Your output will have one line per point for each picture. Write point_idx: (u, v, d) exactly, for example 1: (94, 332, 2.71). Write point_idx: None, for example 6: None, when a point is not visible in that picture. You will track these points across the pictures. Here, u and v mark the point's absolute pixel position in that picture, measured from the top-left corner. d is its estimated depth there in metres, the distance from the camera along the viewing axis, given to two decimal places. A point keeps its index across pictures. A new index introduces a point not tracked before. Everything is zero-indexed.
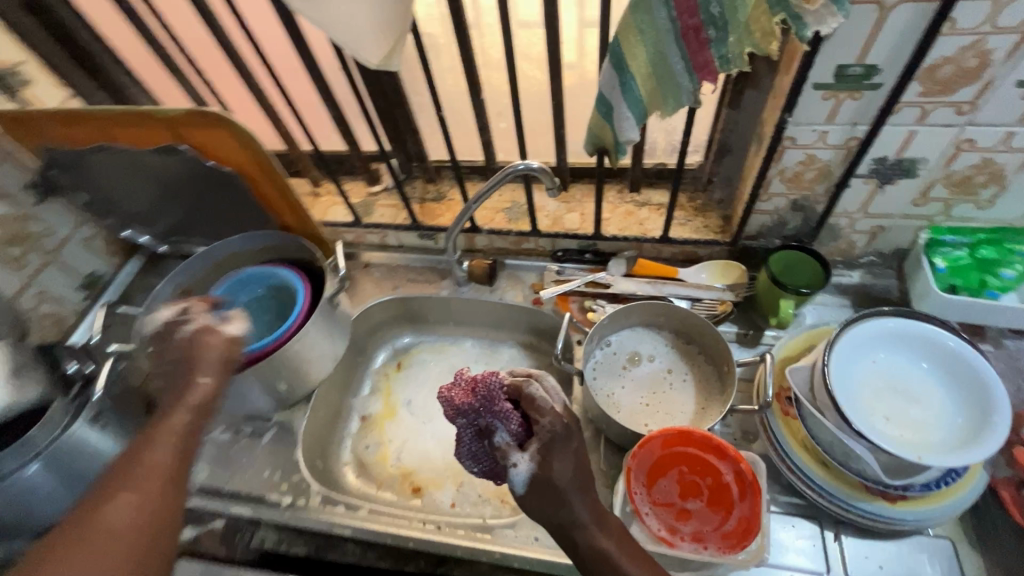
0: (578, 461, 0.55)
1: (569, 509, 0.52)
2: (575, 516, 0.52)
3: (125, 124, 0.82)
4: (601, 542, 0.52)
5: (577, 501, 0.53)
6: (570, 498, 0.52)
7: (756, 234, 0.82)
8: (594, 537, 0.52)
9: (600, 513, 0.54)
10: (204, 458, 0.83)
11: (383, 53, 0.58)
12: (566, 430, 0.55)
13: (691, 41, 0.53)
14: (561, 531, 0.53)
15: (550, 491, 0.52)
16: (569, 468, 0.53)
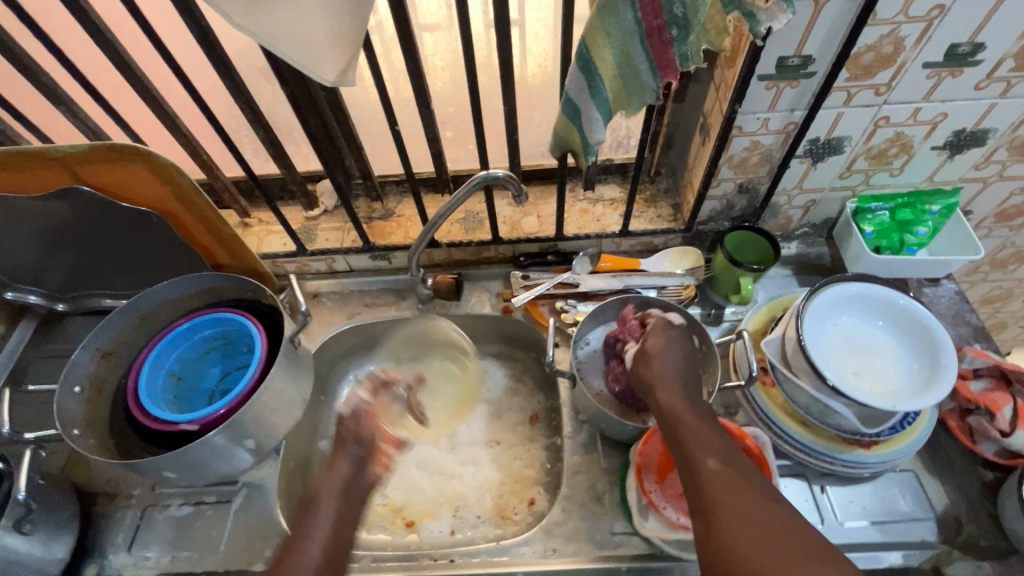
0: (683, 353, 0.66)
1: (669, 392, 0.60)
2: (674, 399, 0.59)
3: (4, 169, 0.69)
4: (680, 422, 0.57)
5: (679, 391, 0.60)
6: (668, 371, 0.62)
7: (707, 219, 0.87)
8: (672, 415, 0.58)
9: (696, 405, 0.59)
10: (162, 540, 0.72)
11: (339, 69, 0.53)
12: (679, 334, 0.67)
13: (655, 42, 0.54)
14: (656, 415, 0.60)
15: (656, 364, 0.63)
16: (674, 349, 0.65)
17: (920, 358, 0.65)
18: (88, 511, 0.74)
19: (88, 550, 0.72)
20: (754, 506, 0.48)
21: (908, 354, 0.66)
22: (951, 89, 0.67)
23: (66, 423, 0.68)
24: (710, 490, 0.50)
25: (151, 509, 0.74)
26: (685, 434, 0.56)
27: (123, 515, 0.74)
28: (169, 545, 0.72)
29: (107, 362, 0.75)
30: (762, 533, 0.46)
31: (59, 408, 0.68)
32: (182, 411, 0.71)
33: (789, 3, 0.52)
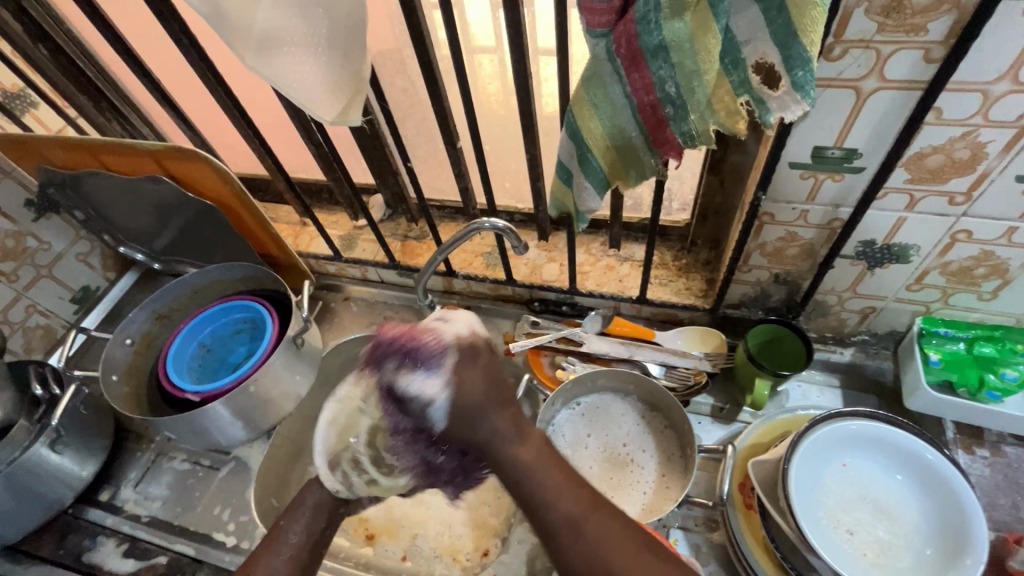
0: (486, 371, 0.53)
1: (485, 424, 0.52)
2: (493, 430, 0.52)
3: (115, 153, 0.84)
4: (539, 474, 0.50)
5: (493, 415, 0.52)
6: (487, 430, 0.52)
7: (737, 303, 0.77)
8: (514, 451, 0.51)
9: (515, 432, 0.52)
10: (162, 487, 0.83)
11: (338, 111, 0.56)
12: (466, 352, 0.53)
13: (649, 119, 0.50)
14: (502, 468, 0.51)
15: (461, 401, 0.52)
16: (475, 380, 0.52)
17: (942, 539, 0.52)
18: (120, 445, 0.88)
19: (109, 477, 0.85)
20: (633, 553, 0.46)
21: (928, 526, 0.54)
22: None
23: (109, 368, 0.81)
24: (548, 506, 0.48)
25: (162, 457, 0.86)
26: (517, 455, 0.51)
27: (142, 455, 0.87)
28: (165, 493, 0.83)
29: (159, 324, 0.89)
30: (584, 511, 0.48)
31: (108, 354, 0.81)
32: (193, 383, 0.81)
33: (804, 94, 0.44)
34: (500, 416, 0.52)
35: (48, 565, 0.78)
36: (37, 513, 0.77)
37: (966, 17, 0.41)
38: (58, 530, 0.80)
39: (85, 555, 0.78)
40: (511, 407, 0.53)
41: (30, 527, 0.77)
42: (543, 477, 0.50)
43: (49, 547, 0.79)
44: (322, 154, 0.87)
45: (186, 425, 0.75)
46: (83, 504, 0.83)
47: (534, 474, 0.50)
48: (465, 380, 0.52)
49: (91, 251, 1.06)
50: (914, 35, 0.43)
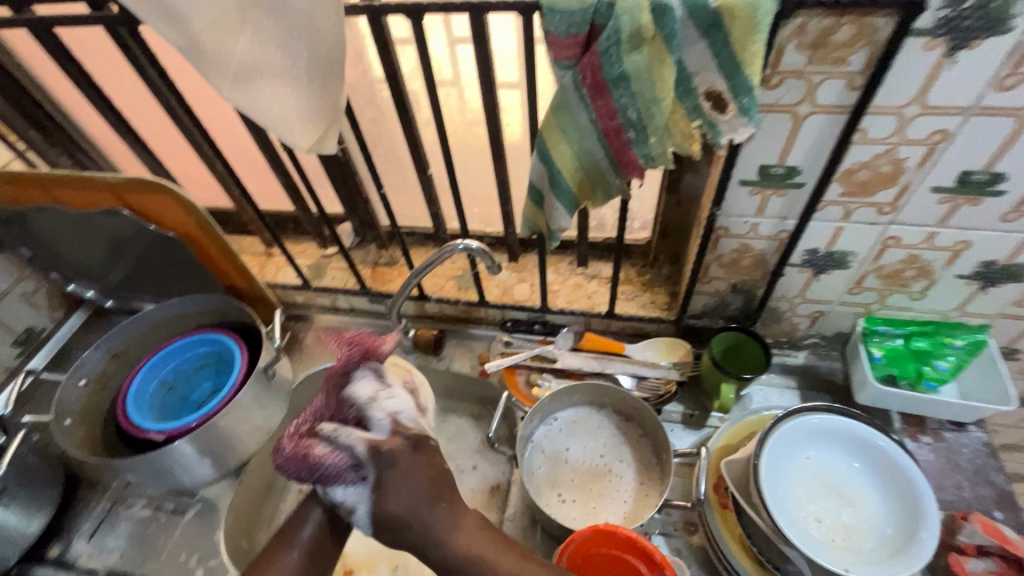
0: (413, 474, 0.55)
1: (425, 517, 0.53)
2: (428, 526, 0.53)
3: (71, 188, 0.82)
4: (491, 559, 0.51)
5: (429, 509, 0.54)
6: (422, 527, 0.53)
7: (699, 313, 0.82)
8: (450, 545, 0.52)
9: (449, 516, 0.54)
10: (120, 536, 0.78)
11: (314, 140, 0.58)
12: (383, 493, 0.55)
13: (613, 142, 0.54)
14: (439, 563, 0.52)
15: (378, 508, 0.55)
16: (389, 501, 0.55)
17: (900, 520, 0.56)
18: (71, 494, 0.83)
19: (59, 530, 0.79)
20: None
21: (888, 509, 0.58)
22: (970, 217, 0.60)
23: (62, 411, 0.76)
24: None
25: (119, 503, 0.81)
26: (468, 549, 0.52)
27: (96, 503, 0.81)
28: (124, 542, 0.77)
29: (115, 363, 0.84)
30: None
31: (61, 396, 0.76)
32: (156, 422, 0.77)
33: (749, 117, 0.50)
34: (433, 510, 0.53)
35: None
36: None
37: (878, 50, 0.48)
38: None
39: None
40: (442, 500, 0.55)
41: None
42: (491, 561, 0.51)
43: None
44: (290, 184, 0.87)
45: (149, 467, 0.72)
46: (29, 562, 0.76)
47: (479, 558, 0.51)
48: (392, 486, 0.54)
49: (36, 290, 1.00)
50: (838, 66, 0.49)
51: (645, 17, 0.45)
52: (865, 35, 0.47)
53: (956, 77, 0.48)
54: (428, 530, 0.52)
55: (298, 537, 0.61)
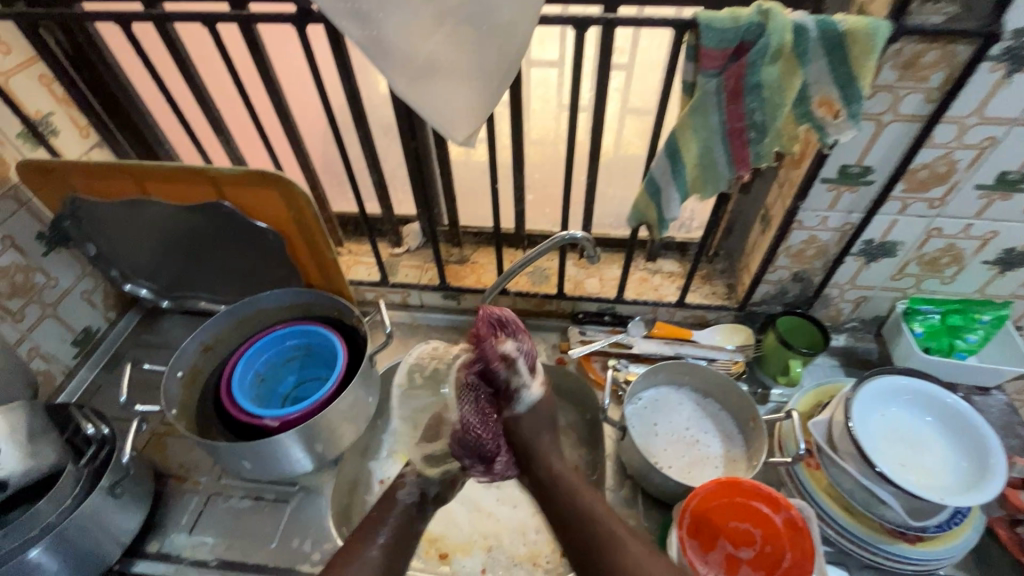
0: (551, 420, 0.72)
1: (545, 436, 0.71)
2: (548, 443, 0.71)
3: (167, 181, 0.82)
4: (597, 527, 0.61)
5: (547, 432, 0.71)
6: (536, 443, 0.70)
7: (760, 301, 0.92)
8: (553, 465, 0.69)
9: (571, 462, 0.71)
10: (221, 528, 0.77)
11: (469, 133, 0.63)
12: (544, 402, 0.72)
13: (735, 141, 0.63)
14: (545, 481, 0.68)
15: (535, 418, 0.71)
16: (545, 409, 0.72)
17: (973, 461, 0.67)
18: (159, 491, 0.81)
19: (154, 526, 0.77)
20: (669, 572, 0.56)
21: (960, 455, 0.68)
22: (1002, 211, 0.73)
23: (168, 402, 0.76)
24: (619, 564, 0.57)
25: (215, 497, 0.80)
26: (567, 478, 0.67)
27: (189, 498, 0.80)
28: (227, 534, 0.76)
29: (206, 355, 0.84)
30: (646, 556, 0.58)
31: (165, 388, 0.76)
32: (264, 409, 0.78)
33: (855, 122, 0.59)
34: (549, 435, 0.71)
35: None
36: (85, 572, 0.69)
37: (955, 71, 0.60)
38: None
39: None
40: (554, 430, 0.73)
41: None
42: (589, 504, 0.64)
43: None
44: (380, 182, 0.91)
45: (268, 453, 0.72)
46: (127, 558, 0.74)
47: (583, 504, 0.64)
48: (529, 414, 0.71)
49: (95, 289, 0.98)
50: (921, 83, 0.61)
51: (788, 36, 0.55)
52: (947, 58, 0.59)
53: (1010, 94, 0.61)
54: (542, 448, 0.70)
55: (386, 523, 0.70)
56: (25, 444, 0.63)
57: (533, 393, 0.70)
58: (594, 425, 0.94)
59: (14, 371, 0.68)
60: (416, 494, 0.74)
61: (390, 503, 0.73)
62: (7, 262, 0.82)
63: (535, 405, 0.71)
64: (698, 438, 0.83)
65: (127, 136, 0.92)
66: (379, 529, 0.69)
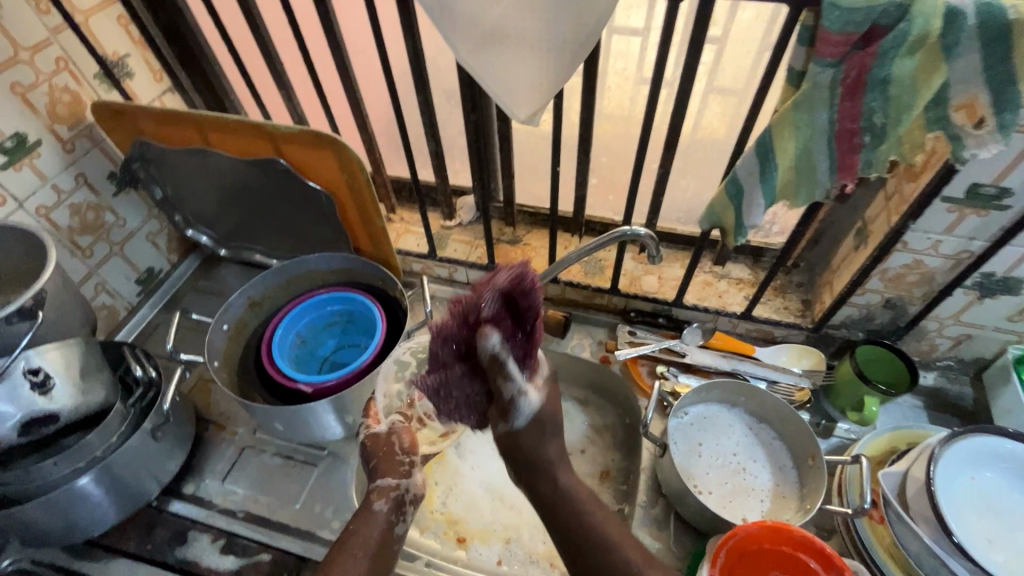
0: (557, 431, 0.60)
1: (551, 444, 0.59)
2: (556, 451, 0.60)
3: (228, 132, 0.82)
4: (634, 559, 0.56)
5: (554, 437, 0.60)
6: (542, 456, 0.59)
7: (839, 324, 0.82)
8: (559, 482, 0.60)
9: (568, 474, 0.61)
10: (252, 480, 0.79)
11: (532, 112, 0.58)
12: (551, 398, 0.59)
13: (843, 145, 0.54)
14: (551, 498, 0.59)
15: (544, 421, 0.58)
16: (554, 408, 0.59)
17: None
18: (200, 435, 0.84)
19: (192, 469, 0.80)
20: None
21: None
22: None
23: (212, 353, 0.78)
24: None
25: (249, 449, 0.82)
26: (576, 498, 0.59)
27: (226, 447, 0.82)
28: (256, 487, 0.78)
29: (252, 311, 0.85)
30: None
31: (210, 340, 0.77)
32: (301, 373, 0.78)
33: (1005, 135, 0.48)
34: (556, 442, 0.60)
35: (135, 562, 0.72)
36: (126, 505, 0.72)
37: None
38: (143, 523, 0.75)
39: (177, 550, 0.73)
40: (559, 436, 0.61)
41: (115, 519, 0.72)
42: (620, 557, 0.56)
43: (135, 542, 0.73)
44: (438, 152, 0.87)
45: (299, 418, 0.72)
46: (165, 496, 0.78)
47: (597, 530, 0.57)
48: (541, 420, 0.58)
49: (159, 231, 1.01)
50: None
51: (936, 23, 0.45)
52: None
53: None
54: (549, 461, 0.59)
55: (368, 539, 0.62)
56: (78, 381, 0.66)
57: (530, 405, 0.56)
58: (632, 432, 0.88)
59: (76, 307, 0.71)
60: (395, 501, 0.66)
61: (367, 514, 0.64)
62: (79, 199, 0.85)
63: (541, 412, 0.57)
64: (747, 466, 0.76)
65: (197, 84, 0.92)
66: (369, 529, 0.63)
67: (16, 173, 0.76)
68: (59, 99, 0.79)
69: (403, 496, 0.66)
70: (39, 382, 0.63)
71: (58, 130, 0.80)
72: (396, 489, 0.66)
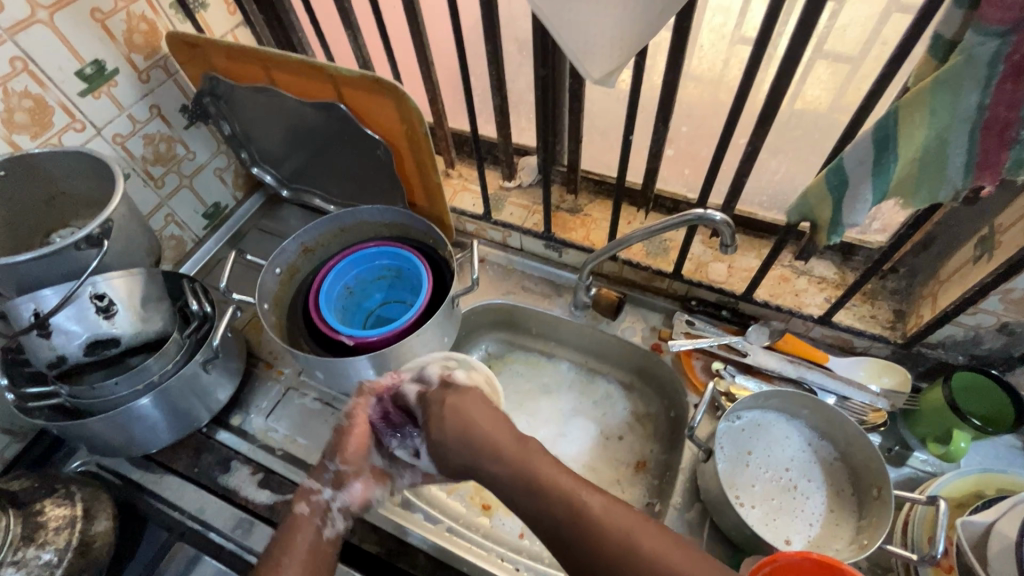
0: (489, 413, 0.65)
1: (480, 427, 0.63)
2: (487, 434, 0.62)
3: (291, 71, 0.79)
4: (584, 500, 0.53)
5: (480, 421, 0.64)
6: (474, 430, 0.63)
7: (936, 343, 0.71)
8: (503, 456, 0.60)
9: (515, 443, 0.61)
10: (292, 421, 0.82)
11: (608, 71, 0.51)
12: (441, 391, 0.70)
13: (990, 138, 0.44)
14: (507, 476, 0.59)
15: (464, 414, 0.65)
16: (475, 405, 0.66)
17: None
18: (250, 370, 0.87)
19: (239, 402, 0.84)
20: (668, 548, 0.50)
21: None
22: None
23: (263, 295, 0.79)
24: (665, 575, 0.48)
25: (293, 391, 0.85)
26: (522, 469, 0.58)
27: (272, 385, 0.85)
28: (296, 428, 0.81)
29: (305, 257, 0.86)
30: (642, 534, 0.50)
31: (262, 282, 0.79)
32: (346, 325, 0.78)
33: None
34: (489, 423, 0.64)
35: (183, 481, 0.77)
36: (179, 429, 0.77)
37: None
38: (193, 447, 0.79)
39: (220, 476, 0.77)
40: (500, 423, 0.64)
41: (169, 440, 0.77)
42: (578, 497, 0.54)
43: (184, 463, 0.78)
44: (502, 108, 0.81)
45: (338, 370, 0.73)
46: (215, 424, 0.82)
47: (547, 483, 0.56)
48: (460, 408, 0.66)
49: (226, 167, 1.03)
50: None
51: None
52: None
53: None
54: (488, 436, 0.62)
55: (295, 549, 0.58)
56: (139, 309, 0.69)
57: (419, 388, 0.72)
58: (676, 427, 0.83)
59: (142, 237, 0.73)
60: (317, 506, 0.64)
61: (295, 522, 0.61)
62: (152, 130, 0.87)
63: (463, 408, 0.66)
64: (797, 486, 0.70)
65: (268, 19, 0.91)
66: (298, 532, 0.60)
67: (95, 100, 0.78)
68: (136, 28, 0.79)
69: (327, 503, 0.64)
70: (103, 308, 0.66)
71: (134, 59, 0.81)
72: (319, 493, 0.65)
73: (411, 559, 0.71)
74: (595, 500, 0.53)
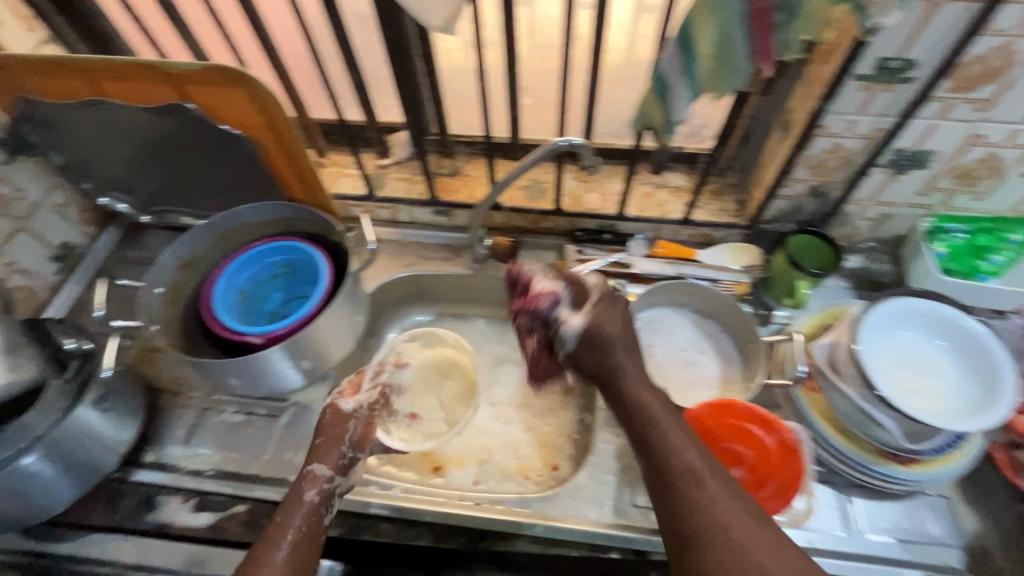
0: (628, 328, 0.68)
1: (629, 356, 0.66)
2: (629, 364, 0.65)
3: (121, 77, 0.74)
4: (677, 458, 0.57)
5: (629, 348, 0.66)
6: (614, 359, 0.65)
7: (772, 218, 0.86)
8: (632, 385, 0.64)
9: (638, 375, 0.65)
10: (216, 440, 0.78)
11: (446, 17, 0.55)
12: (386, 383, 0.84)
13: (758, 25, 0.55)
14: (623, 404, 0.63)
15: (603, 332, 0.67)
16: (615, 320, 0.67)
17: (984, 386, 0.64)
18: (153, 404, 0.81)
19: (149, 438, 0.78)
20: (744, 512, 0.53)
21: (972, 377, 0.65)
22: None
23: (149, 317, 0.74)
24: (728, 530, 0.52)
25: (210, 411, 0.81)
26: (647, 404, 0.62)
27: (182, 413, 0.81)
28: (221, 445, 0.78)
29: (186, 272, 0.81)
30: (720, 486, 0.55)
31: (144, 304, 0.74)
32: (249, 326, 0.76)
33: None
34: (630, 357, 0.66)
35: (105, 533, 0.71)
36: (84, 480, 0.70)
37: None
38: (106, 496, 0.73)
39: (148, 515, 0.72)
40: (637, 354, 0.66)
41: (74, 496, 0.70)
42: (682, 456, 0.57)
43: (100, 515, 0.72)
44: (362, 85, 0.83)
45: (253, 369, 0.70)
46: (126, 467, 0.76)
47: (648, 416, 0.61)
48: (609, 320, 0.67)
49: (68, 202, 0.93)
50: None
51: None
52: None
53: None
54: (622, 367, 0.65)
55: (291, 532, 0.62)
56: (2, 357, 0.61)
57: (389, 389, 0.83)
58: None
59: None
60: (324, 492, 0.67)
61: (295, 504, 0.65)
62: None
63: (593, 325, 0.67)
64: (693, 361, 0.81)
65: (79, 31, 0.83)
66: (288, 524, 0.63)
67: None
68: None
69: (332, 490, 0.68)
70: None
71: None
72: (328, 482, 0.68)
73: (376, 529, 0.74)
74: (694, 455, 0.57)
